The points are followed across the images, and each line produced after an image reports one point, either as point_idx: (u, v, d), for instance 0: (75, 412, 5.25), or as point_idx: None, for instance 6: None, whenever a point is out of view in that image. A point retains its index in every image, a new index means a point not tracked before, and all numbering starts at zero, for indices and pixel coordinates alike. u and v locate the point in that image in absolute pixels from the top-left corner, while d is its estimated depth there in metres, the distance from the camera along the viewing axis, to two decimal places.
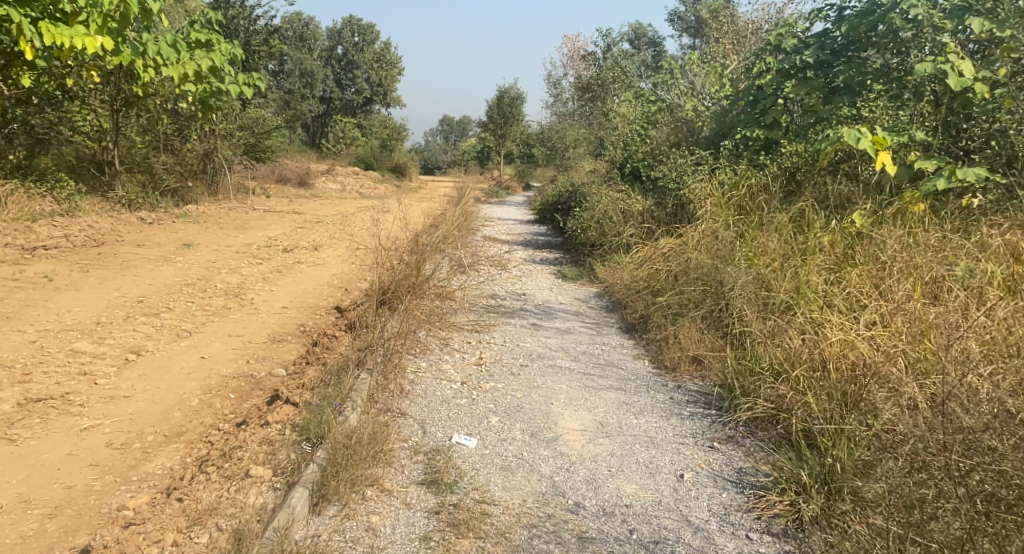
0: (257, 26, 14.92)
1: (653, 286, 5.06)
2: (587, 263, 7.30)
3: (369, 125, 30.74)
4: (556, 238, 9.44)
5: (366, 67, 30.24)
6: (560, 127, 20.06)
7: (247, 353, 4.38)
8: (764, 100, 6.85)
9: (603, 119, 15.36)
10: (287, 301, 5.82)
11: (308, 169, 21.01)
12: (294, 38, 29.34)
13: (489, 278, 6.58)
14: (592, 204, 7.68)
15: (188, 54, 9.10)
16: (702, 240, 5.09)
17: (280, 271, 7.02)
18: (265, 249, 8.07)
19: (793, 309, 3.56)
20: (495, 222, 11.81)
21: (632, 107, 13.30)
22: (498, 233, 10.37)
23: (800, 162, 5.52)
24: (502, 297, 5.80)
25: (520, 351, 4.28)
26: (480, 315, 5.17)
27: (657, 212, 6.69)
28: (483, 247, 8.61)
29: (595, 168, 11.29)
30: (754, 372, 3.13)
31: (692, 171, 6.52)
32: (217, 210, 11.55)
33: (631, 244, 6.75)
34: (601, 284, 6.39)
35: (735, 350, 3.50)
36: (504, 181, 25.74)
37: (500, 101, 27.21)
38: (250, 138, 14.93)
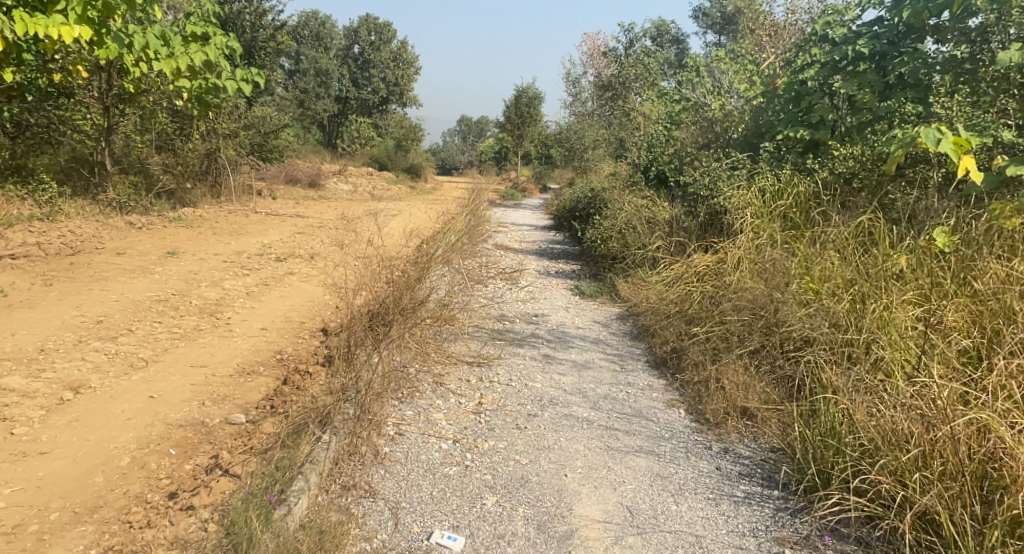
0: (264, 21, 14.36)
1: (686, 312, 4.31)
2: (608, 277, 6.58)
3: (384, 125, 30.19)
4: (574, 247, 8.70)
5: (382, 66, 29.70)
6: (578, 127, 19.32)
7: (208, 391, 3.74)
8: (809, 97, 6.08)
9: (624, 120, 14.60)
10: (269, 321, 5.18)
11: (319, 170, 20.48)
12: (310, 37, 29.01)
13: (499, 296, 5.88)
14: (614, 212, 6.95)
15: (182, 48, 8.48)
16: (744, 258, 4.35)
17: (267, 284, 6.38)
18: (257, 258, 7.44)
19: (877, 358, 2.82)
20: (508, 228, 11.11)
21: (655, 107, 12.53)
22: (511, 240, 9.66)
23: (856, 168, 4.70)
24: (511, 320, 5.10)
25: (527, 395, 3.55)
26: (484, 344, 4.46)
27: (686, 222, 5.94)
28: (494, 258, 7.91)
29: (616, 171, 10.53)
30: (834, 449, 2.42)
31: (728, 177, 5.79)
32: (215, 213, 11.01)
33: (657, 258, 6.01)
34: (624, 304, 5.67)
35: (805, 413, 2.78)
36: (521, 183, 24.99)
37: (517, 101, 26.51)
38: (256, 137, 14.38)
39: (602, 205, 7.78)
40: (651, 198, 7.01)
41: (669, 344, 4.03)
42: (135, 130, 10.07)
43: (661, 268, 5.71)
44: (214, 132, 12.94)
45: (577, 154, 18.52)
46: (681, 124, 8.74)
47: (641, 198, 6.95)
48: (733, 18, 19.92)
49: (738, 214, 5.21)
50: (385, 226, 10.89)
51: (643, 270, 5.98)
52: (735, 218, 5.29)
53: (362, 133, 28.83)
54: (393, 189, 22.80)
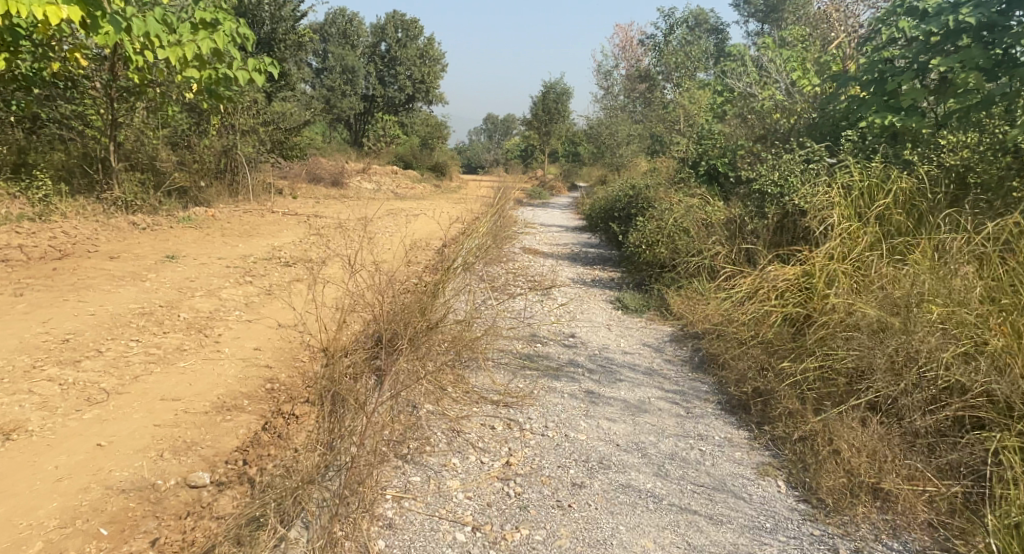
0: (285, 12, 13.79)
1: (775, 345, 3.50)
2: (654, 288, 5.73)
3: (410, 122, 29.56)
4: (611, 251, 7.84)
5: (409, 63, 29.09)
6: (610, 122, 18.42)
7: (172, 434, 3.01)
8: (898, 80, 5.22)
9: (661, 113, 13.68)
10: (264, 339, 4.46)
11: (343, 168, 19.90)
12: (338, 35, 28.85)
13: (531, 312, 5.07)
14: (660, 213, 6.11)
15: (189, 35, 7.87)
16: (843, 279, 3.55)
17: (271, 293, 5.69)
18: (264, 263, 6.77)
19: None
20: (537, 229, 10.30)
21: (697, 100, 11.62)
22: (541, 243, 8.87)
23: (971, 160, 3.99)
24: (546, 341, 4.31)
25: (571, 450, 2.77)
26: (517, 376, 3.68)
27: (751, 224, 5.10)
28: (524, 265, 7.09)
29: (657, 168, 9.64)
30: None
31: (802, 172, 4.95)
32: (228, 212, 10.41)
33: (715, 267, 5.18)
34: (678, 322, 4.84)
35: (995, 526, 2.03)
36: (549, 182, 24.16)
37: (545, 97, 25.68)
38: (275, 134, 13.82)
39: (643, 206, 6.92)
40: (706, 199, 6.16)
41: (750, 384, 3.22)
42: (146, 125, 9.52)
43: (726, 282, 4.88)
44: (231, 127, 12.34)
45: (609, 150, 17.66)
46: (732, 114, 7.87)
47: (694, 199, 6.11)
48: (776, 5, 18.85)
49: (824, 217, 4.37)
50: (407, 229, 10.17)
51: (700, 283, 5.14)
52: (816, 221, 4.45)
53: (387, 131, 28.24)
54: (417, 187, 22.16)
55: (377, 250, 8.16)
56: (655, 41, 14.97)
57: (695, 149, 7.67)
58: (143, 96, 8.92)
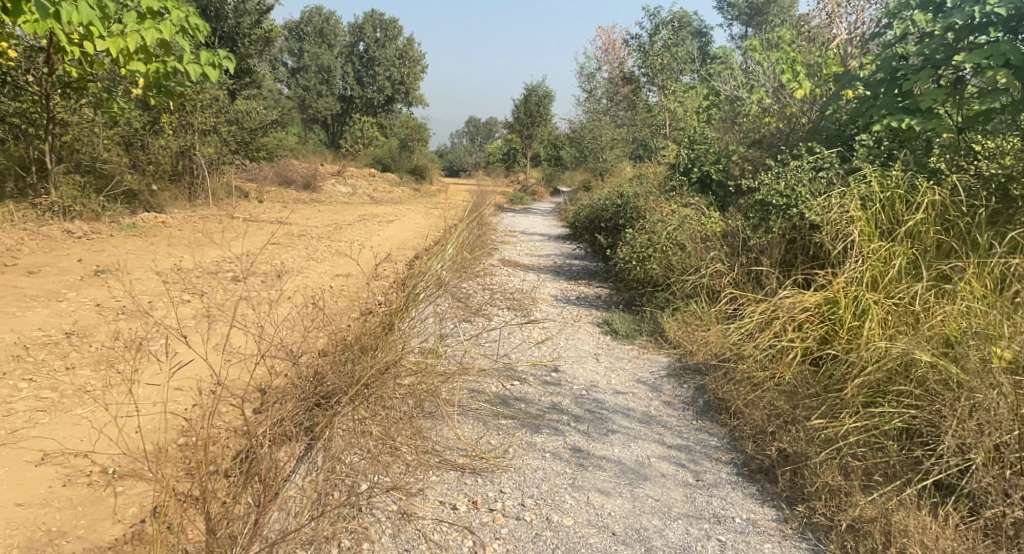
0: (247, 6, 13.27)
1: (799, 393, 2.92)
2: (645, 309, 5.13)
3: (389, 124, 28.78)
4: (597, 264, 7.25)
5: (388, 63, 28.25)
6: (593, 125, 17.85)
7: (33, 521, 2.34)
8: (916, 77, 4.67)
9: (646, 116, 13.13)
10: (188, 376, 3.76)
11: (316, 170, 19.14)
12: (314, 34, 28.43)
13: (507, 341, 4.43)
14: (650, 224, 5.52)
15: (132, 25, 7.11)
16: (883, 316, 3.00)
17: (210, 314, 5.00)
18: (209, 277, 6.07)
19: None
20: (517, 238, 9.69)
21: (685, 102, 11.06)
22: (521, 254, 8.23)
23: (1016, 168, 3.44)
24: (523, 378, 3.66)
25: (555, 545, 2.16)
26: (487, 429, 3.03)
27: (754, 239, 4.53)
28: (503, 281, 6.46)
29: (645, 174, 9.05)
30: None
31: (812, 182, 4.40)
32: (182, 220, 9.67)
33: (714, 288, 4.59)
34: (674, 351, 4.23)
35: None
36: (531, 186, 23.57)
37: (527, 100, 25.10)
38: (240, 134, 13.08)
39: (631, 216, 6.33)
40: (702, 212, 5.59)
41: (775, 445, 2.60)
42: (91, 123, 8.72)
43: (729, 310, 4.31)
44: (190, 127, 11.73)
45: (591, 154, 17.18)
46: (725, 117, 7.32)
47: (689, 213, 5.54)
48: (761, 7, 18.46)
49: (845, 233, 3.80)
50: (376, 238, 9.49)
51: (699, 306, 4.54)
52: (832, 238, 3.88)
53: (365, 133, 27.47)
54: (395, 191, 21.43)
55: (341, 262, 7.48)
56: (640, 40, 13.97)
57: (686, 153, 7.10)
58: (84, 92, 8.13)
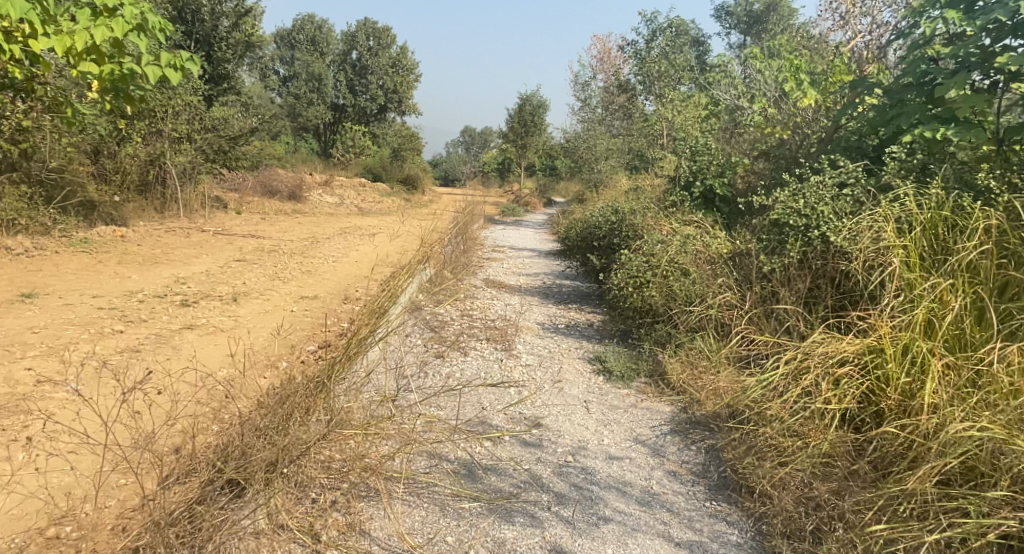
0: (225, 8, 12.73)
1: (848, 478, 2.31)
2: (642, 342, 4.48)
3: (382, 133, 28.13)
4: (589, 285, 6.61)
5: (381, 71, 27.65)
6: (587, 136, 17.24)
7: None
8: (953, 81, 4.05)
9: (642, 126, 12.54)
10: (89, 436, 3.11)
11: (303, 180, 18.48)
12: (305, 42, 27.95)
13: (482, 385, 3.78)
14: (649, 246, 4.91)
15: (82, 22, 6.57)
16: (951, 379, 2.39)
17: (143, 348, 4.36)
18: (155, 301, 5.44)
19: None
20: (506, 254, 9.04)
21: (683, 111, 10.46)
22: (507, 272, 7.58)
23: None
24: (496, 439, 3.02)
25: None
26: (443, 518, 2.38)
27: (769, 267, 3.91)
28: (484, 305, 5.81)
29: (643, 187, 8.43)
30: None
31: (836, 201, 3.79)
32: (145, 234, 9.05)
33: (724, 322, 3.97)
34: (676, 399, 3.61)
35: None
36: (524, 196, 22.97)
37: (522, 110, 24.55)
38: (216, 142, 12.49)
39: (627, 235, 5.70)
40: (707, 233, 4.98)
41: None
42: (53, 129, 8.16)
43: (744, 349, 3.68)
44: (159, 134, 11.17)
45: (586, 165, 16.61)
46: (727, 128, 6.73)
47: (691, 233, 4.92)
48: (760, 16, 17.96)
49: (881, 263, 3.20)
50: (354, 253, 8.84)
51: (707, 342, 3.90)
52: (868, 270, 3.26)
53: (356, 142, 26.81)
54: (385, 201, 20.76)
55: (309, 282, 6.84)
56: (636, 48, 13.37)
57: (686, 165, 6.48)
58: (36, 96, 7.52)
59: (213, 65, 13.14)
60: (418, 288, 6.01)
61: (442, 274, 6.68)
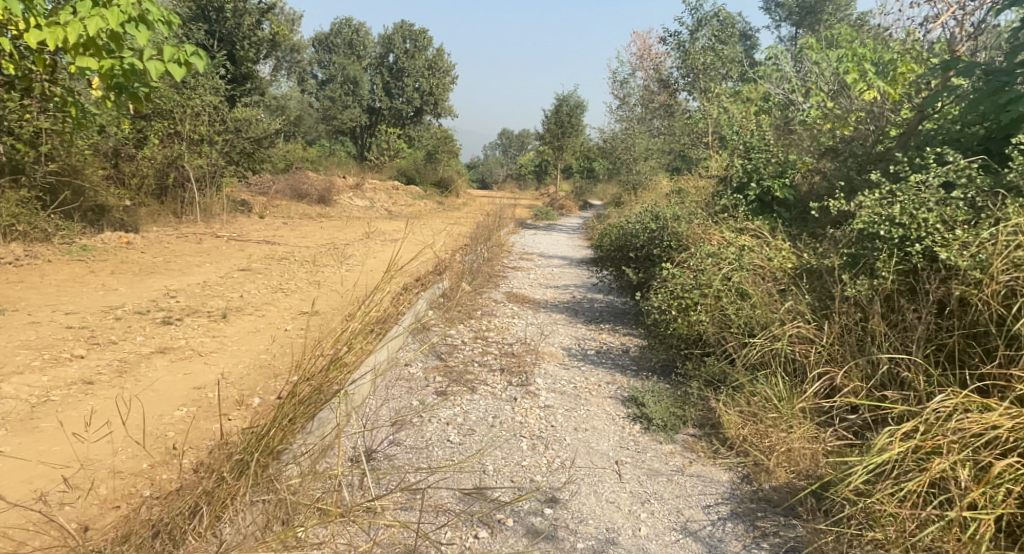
0: (248, 6, 12.30)
1: None
2: (689, 378, 3.65)
3: (416, 136, 27.66)
4: (623, 300, 5.79)
5: (416, 73, 27.12)
6: (626, 136, 16.37)
7: None
8: None
9: (685, 124, 11.63)
10: None
11: (332, 182, 18.02)
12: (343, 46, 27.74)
13: (487, 438, 3.03)
14: (696, 261, 4.09)
15: (79, 14, 6.08)
16: None
17: (100, 378, 3.74)
18: (133, 319, 4.85)
19: None
20: (533, 263, 8.28)
21: (731, 105, 9.54)
22: (533, 284, 6.80)
23: None
24: (498, 526, 2.29)
25: None
26: None
27: (855, 291, 3.07)
28: (503, 325, 5.05)
29: (686, 190, 7.56)
30: None
31: (943, 206, 2.95)
32: (154, 240, 8.58)
33: (796, 360, 3.14)
34: (736, 464, 2.80)
35: None
36: (560, 199, 22.15)
37: (559, 110, 23.80)
38: (238, 144, 12.07)
39: (668, 245, 4.86)
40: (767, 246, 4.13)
41: None
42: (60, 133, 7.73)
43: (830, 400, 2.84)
44: (178, 136, 10.77)
45: (625, 167, 15.76)
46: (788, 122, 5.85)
47: (749, 246, 4.09)
48: (813, 6, 16.75)
49: None
50: (370, 261, 8.20)
51: (774, 384, 3.07)
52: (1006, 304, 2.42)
53: (390, 145, 26.39)
54: (416, 204, 20.19)
55: (316, 294, 6.22)
56: (679, 39, 12.45)
57: (739, 162, 5.57)
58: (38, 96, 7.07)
59: (236, 65, 12.76)
60: (427, 305, 5.28)
61: (458, 288, 5.95)
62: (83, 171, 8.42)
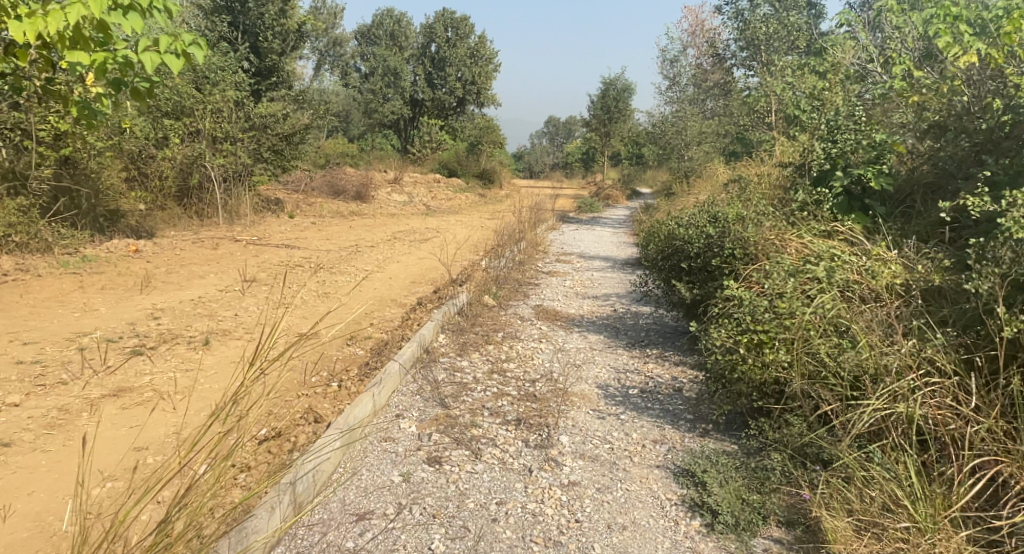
0: None
1: None
2: (764, 445, 2.72)
3: (459, 127, 26.91)
4: (673, 317, 4.84)
5: (459, 63, 26.00)
6: (677, 119, 15.21)
7: None
8: None
9: (744, 103, 10.44)
10: None
11: (369, 177, 17.43)
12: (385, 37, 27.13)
13: (484, 545, 2.21)
14: (771, 279, 3.14)
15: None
16: None
17: (23, 435, 3.04)
18: (99, 348, 4.19)
19: None
20: (571, 266, 7.36)
21: (797, 80, 8.36)
22: (568, 293, 5.89)
23: None
24: None
25: None
26: None
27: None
28: (526, 353, 4.19)
29: (747, 179, 6.51)
30: None
31: None
32: (166, 247, 8.04)
33: (934, 431, 2.27)
34: None
35: None
36: (608, 188, 21.06)
37: (605, 95, 22.62)
38: (265, 141, 11.54)
39: (729, 253, 3.90)
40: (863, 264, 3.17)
41: None
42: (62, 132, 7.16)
43: (998, 509, 2.04)
44: (199, 134, 10.26)
45: (676, 152, 14.64)
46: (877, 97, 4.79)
47: (841, 266, 3.14)
48: None
49: None
50: (390, 267, 7.45)
51: (899, 474, 2.16)
52: None
53: (432, 137, 25.63)
54: (456, 198, 19.47)
55: (319, 311, 5.51)
56: (736, 8, 11.22)
57: (819, 146, 4.58)
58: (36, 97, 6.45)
59: (261, 58, 12.20)
60: (438, 329, 4.48)
61: (478, 304, 5.10)
62: (95, 175, 7.94)
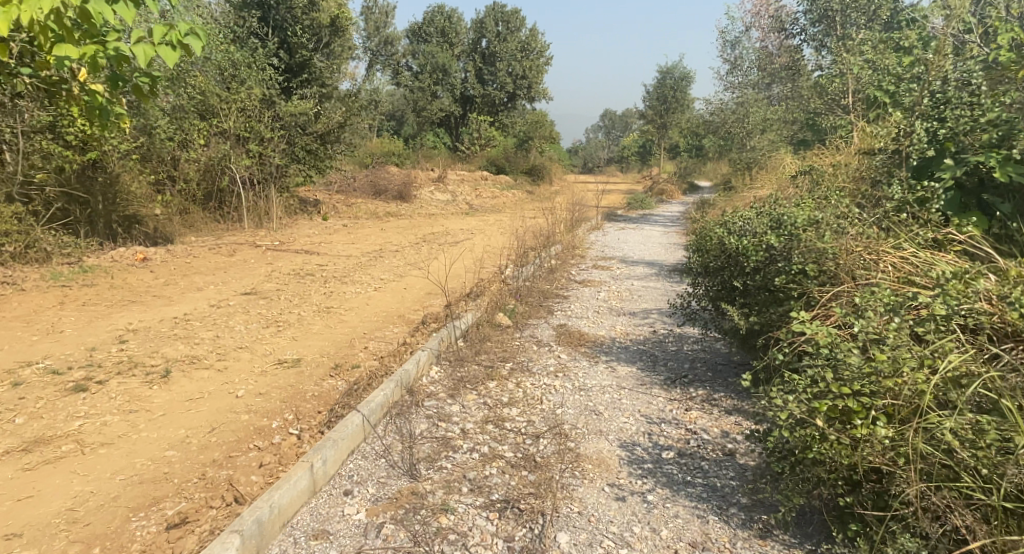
0: None
1: None
2: None
3: (508, 123, 26.12)
4: (725, 344, 3.89)
5: (508, 57, 25.23)
6: (738, 106, 13.96)
7: None
8: None
9: (815, 85, 9.23)
10: None
11: (412, 176, 16.85)
12: (436, 33, 26.43)
13: None
14: (867, 316, 2.20)
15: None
16: None
17: None
18: (34, 384, 3.57)
19: None
20: (609, 272, 6.46)
21: (881, 53, 7.16)
22: (599, 309, 5.00)
23: None
24: None
25: None
26: None
27: None
28: (536, 393, 3.35)
29: (820, 170, 5.43)
30: None
31: None
32: (177, 254, 7.54)
33: None
34: None
35: None
36: (663, 182, 19.88)
37: (662, 84, 21.41)
38: (297, 140, 11.05)
39: (798, 270, 2.94)
40: (999, 291, 2.19)
41: None
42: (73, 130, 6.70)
43: None
44: (223, 135, 9.72)
45: (737, 141, 13.40)
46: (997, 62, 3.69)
47: (967, 298, 2.17)
48: None
49: None
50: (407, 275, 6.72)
51: None
52: None
53: (481, 133, 24.88)
54: (502, 195, 18.69)
55: (312, 330, 4.81)
56: None
57: (922, 127, 3.54)
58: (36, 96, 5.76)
59: (291, 54, 11.69)
60: (433, 360, 3.68)
61: (489, 325, 4.26)
62: (111, 179, 7.52)
